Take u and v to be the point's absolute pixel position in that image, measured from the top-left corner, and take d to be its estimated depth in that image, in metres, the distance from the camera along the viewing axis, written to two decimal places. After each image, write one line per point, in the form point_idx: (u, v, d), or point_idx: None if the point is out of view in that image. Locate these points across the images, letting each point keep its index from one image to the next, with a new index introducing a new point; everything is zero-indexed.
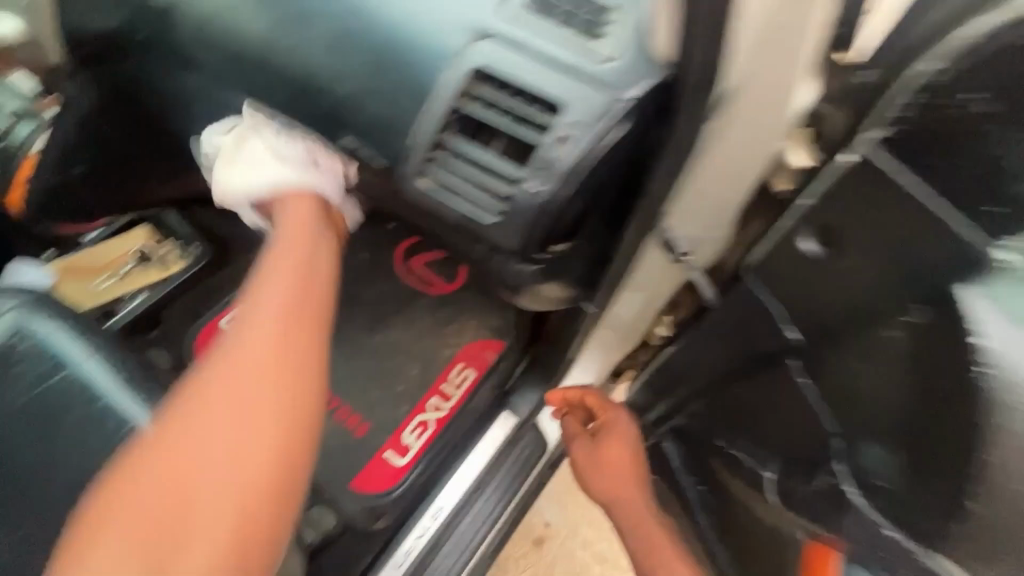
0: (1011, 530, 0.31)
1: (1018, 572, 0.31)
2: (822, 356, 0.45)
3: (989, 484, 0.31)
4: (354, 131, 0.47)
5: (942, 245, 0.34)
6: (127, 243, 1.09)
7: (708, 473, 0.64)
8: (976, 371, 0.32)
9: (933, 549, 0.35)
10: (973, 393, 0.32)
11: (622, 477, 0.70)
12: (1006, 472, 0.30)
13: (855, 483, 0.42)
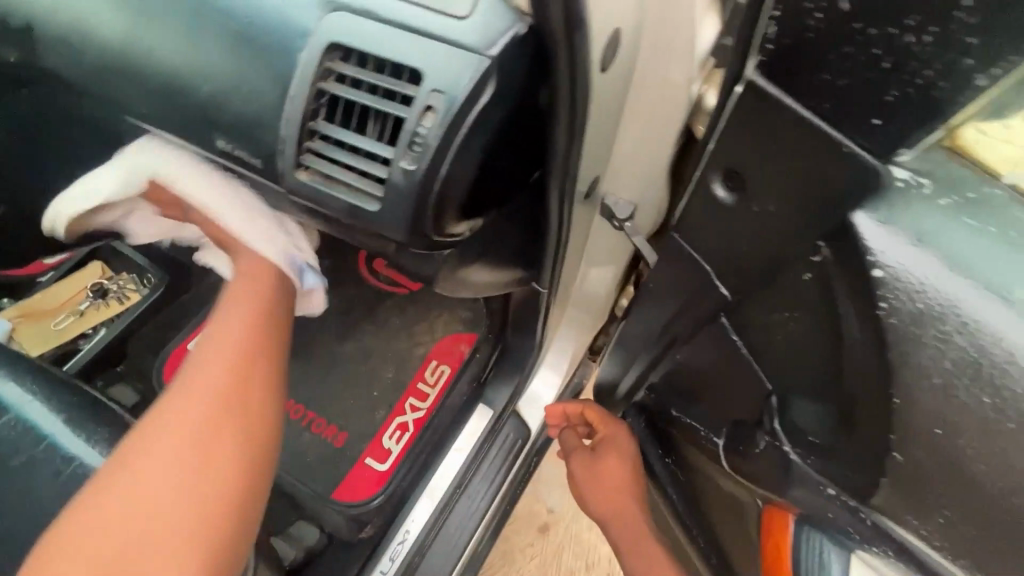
0: (941, 477, 0.28)
1: (958, 524, 0.28)
2: (748, 310, 0.41)
3: (911, 431, 0.28)
4: (223, 130, 0.44)
5: (842, 170, 0.29)
6: (83, 279, 1.08)
7: (673, 445, 0.61)
8: (886, 307, 0.28)
9: (871, 506, 0.33)
10: (885, 333, 0.28)
11: (615, 492, 0.68)
12: (925, 414, 0.27)
13: (792, 441, 0.39)
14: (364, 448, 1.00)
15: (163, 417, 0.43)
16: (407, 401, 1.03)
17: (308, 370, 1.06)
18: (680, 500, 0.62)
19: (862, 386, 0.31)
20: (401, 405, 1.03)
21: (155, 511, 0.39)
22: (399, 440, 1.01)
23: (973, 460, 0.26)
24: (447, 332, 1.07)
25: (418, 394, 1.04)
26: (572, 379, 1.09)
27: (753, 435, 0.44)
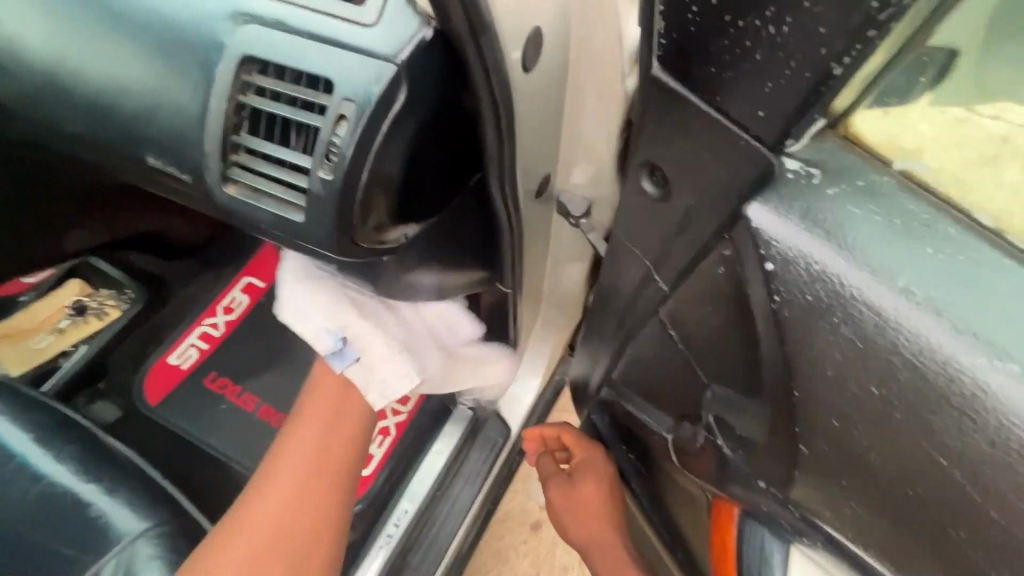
0: (843, 462, 0.28)
1: (862, 505, 0.29)
2: (680, 305, 0.41)
3: (812, 420, 0.29)
4: (153, 146, 0.44)
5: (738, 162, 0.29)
6: (61, 297, 1.08)
7: (635, 441, 0.61)
8: (780, 300, 0.29)
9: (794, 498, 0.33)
10: (782, 325, 0.29)
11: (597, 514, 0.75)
12: (818, 403, 0.28)
13: (725, 436, 0.39)
14: None
15: (263, 488, 0.60)
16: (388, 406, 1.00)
17: (289, 378, 1.06)
18: (646, 495, 0.62)
19: (774, 379, 0.31)
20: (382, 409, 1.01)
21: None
22: (381, 444, 0.99)
23: (865, 447, 0.27)
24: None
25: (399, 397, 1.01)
26: (553, 376, 1.09)
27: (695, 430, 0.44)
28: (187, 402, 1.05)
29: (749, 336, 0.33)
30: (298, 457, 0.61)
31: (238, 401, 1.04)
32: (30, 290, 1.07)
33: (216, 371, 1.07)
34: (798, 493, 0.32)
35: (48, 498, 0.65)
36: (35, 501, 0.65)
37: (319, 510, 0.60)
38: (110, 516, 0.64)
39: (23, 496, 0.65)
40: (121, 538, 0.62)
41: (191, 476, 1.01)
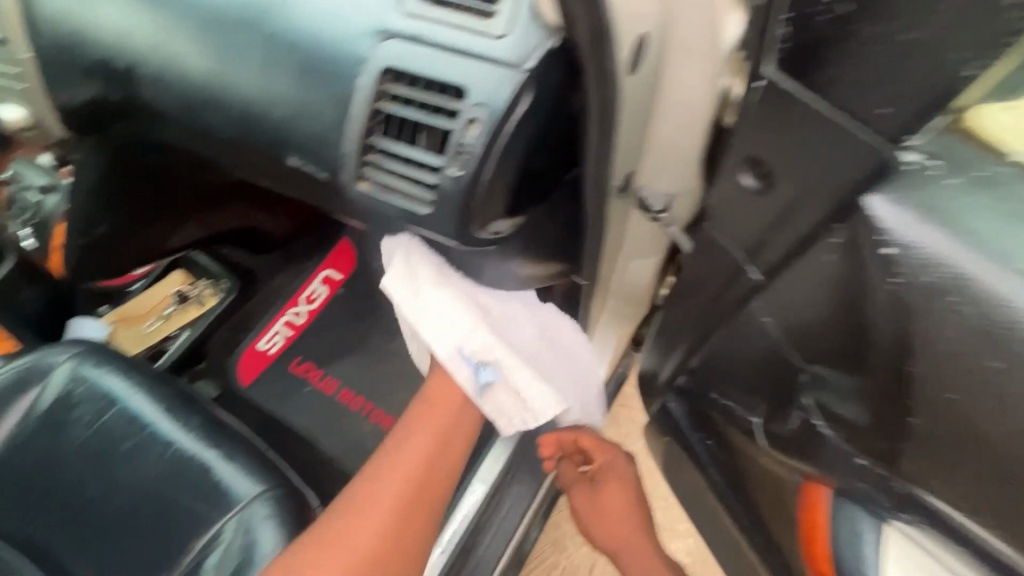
0: (960, 430, 0.32)
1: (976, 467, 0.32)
2: (777, 292, 0.44)
3: (928, 391, 0.33)
4: (295, 149, 0.50)
5: (852, 158, 0.32)
6: (166, 287, 1.20)
7: (712, 428, 0.63)
8: (899, 281, 0.32)
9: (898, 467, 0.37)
10: (898, 303, 0.33)
11: (618, 500, 0.89)
12: (935, 374, 0.32)
13: (821, 414, 0.43)
14: None
15: (354, 512, 0.61)
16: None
17: (367, 365, 1.14)
18: (722, 481, 0.64)
19: (886, 353, 0.35)
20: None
21: (347, 559, 0.58)
22: None
23: (983, 413, 0.31)
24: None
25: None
26: (615, 369, 1.12)
27: (786, 412, 0.48)
28: (275, 384, 1.14)
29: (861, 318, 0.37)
30: (403, 475, 0.65)
31: (321, 385, 1.13)
32: (142, 280, 1.20)
33: (300, 356, 1.15)
34: (906, 463, 0.35)
35: (177, 461, 0.74)
36: (168, 463, 0.74)
37: (420, 528, 0.63)
38: (230, 479, 0.72)
39: (157, 457, 0.74)
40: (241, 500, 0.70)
41: (279, 452, 1.10)
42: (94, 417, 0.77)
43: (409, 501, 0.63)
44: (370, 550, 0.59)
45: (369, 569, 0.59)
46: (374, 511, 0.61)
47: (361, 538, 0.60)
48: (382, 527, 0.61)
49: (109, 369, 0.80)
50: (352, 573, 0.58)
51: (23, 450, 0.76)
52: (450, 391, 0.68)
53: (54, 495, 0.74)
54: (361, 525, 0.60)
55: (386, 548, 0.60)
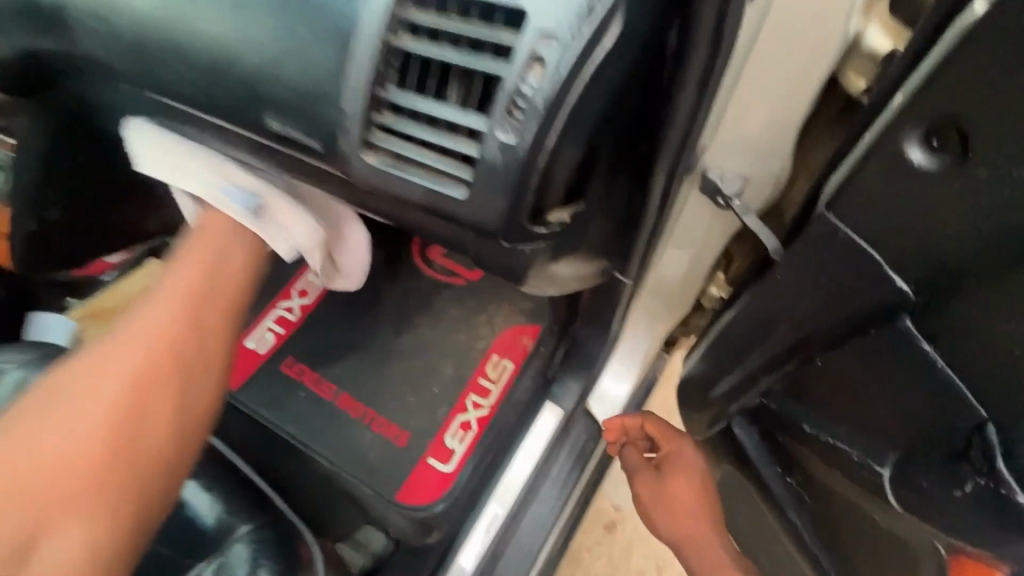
0: None
1: None
2: (959, 316, 0.36)
3: None
4: (277, 109, 0.37)
5: None
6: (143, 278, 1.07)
7: (796, 461, 0.52)
8: None
9: None
10: None
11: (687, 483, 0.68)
12: None
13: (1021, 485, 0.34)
14: (426, 449, 0.93)
15: (96, 361, 0.44)
16: (468, 400, 0.95)
17: (365, 365, 1.00)
18: (806, 524, 0.53)
19: None
20: (462, 401, 0.95)
21: (73, 463, 0.40)
22: (463, 439, 0.93)
23: None
24: (510, 323, 1.00)
25: (480, 390, 0.96)
26: (646, 372, 1.00)
27: (944, 474, 0.39)
28: (263, 387, 0.99)
29: None
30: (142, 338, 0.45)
31: (315, 388, 0.99)
32: (113, 271, 1.08)
33: (294, 356, 1.01)
34: None
35: None
36: None
37: (185, 403, 0.45)
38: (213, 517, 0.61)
39: None
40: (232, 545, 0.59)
41: (270, 464, 0.98)
42: None
43: (156, 360, 0.45)
44: (89, 442, 0.40)
45: (88, 466, 0.40)
46: (99, 386, 0.43)
47: (83, 432, 0.41)
48: (111, 413, 0.42)
49: None
50: (73, 463, 0.40)
51: None
52: (218, 230, 0.52)
53: None
54: (79, 398, 0.42)
55: (116, 434, 0.41)
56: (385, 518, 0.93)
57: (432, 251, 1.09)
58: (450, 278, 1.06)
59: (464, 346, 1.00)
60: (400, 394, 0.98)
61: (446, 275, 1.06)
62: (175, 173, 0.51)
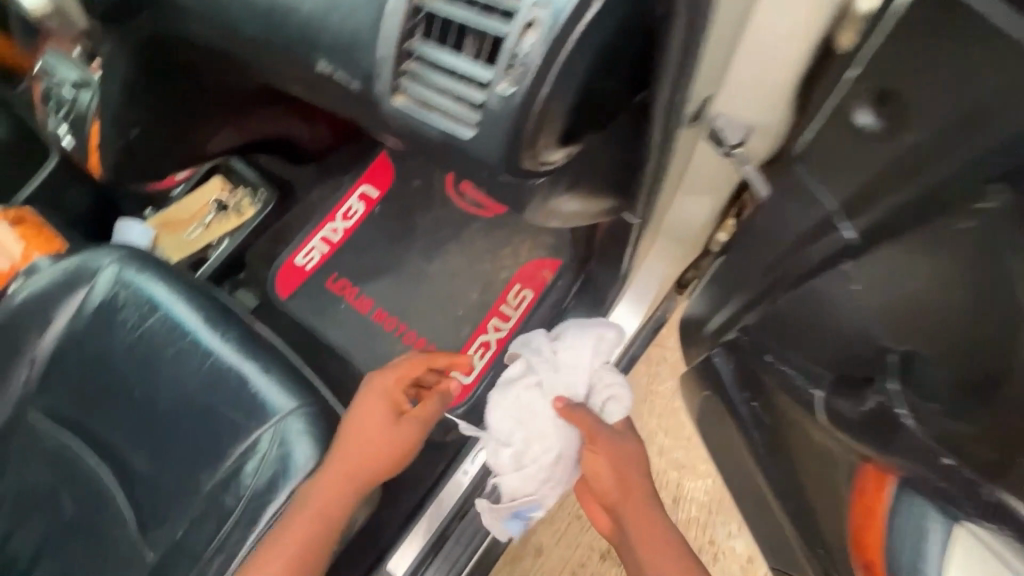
0: None
1: None
2: (882, 253, 0.43)
3: None
4: (325, 52, 0.44)
5: None
6: (208, 193, 1.20)
7: (759, 387, 0.60)
8: None
9: (998, 487, 0.35)
10: None
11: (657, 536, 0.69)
12: None
13: (906, 405, 0.43)
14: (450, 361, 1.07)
15: None
16: (489, 322, 1.09)
17: (399, 283, 1.13)
18: (762, 440, 0.61)
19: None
20: (485, 323, 1.09)
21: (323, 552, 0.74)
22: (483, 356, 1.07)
23: None
24: (531, 257, 1.11)
25: (501, 315, 1.09)
26: (655, 312, 1.08)
27: (862, 394, 0.47)
28: (314, 296, 1.14)
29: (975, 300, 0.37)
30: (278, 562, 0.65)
31: (356, 301, 1.13)
32: (183, 185, 1.21)
33: (337, 272, 1.15)
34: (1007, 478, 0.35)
35: (216, 371, 0.75)
36: (205, 372, 0.75)
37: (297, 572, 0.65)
38: (273, 396, 0.73)
39: (196, 367, 0.75)
40: (283, 414, 0.71)
41: (315, 364, 1.12)
42: (138, 321, 0.79)
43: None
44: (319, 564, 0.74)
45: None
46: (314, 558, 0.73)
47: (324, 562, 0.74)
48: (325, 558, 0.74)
49: (152, 276, 0.81)
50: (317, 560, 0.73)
51: (79, 350, 0.79)
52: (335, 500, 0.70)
53: (104, 393, 0.77)
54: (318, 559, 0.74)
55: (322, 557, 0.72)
56: None
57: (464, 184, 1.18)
58: (478, 210, 1.16)
59: (488, 273, 1.12)
60: (430, 310, 1.11)
61: (474, 206, 1.16)
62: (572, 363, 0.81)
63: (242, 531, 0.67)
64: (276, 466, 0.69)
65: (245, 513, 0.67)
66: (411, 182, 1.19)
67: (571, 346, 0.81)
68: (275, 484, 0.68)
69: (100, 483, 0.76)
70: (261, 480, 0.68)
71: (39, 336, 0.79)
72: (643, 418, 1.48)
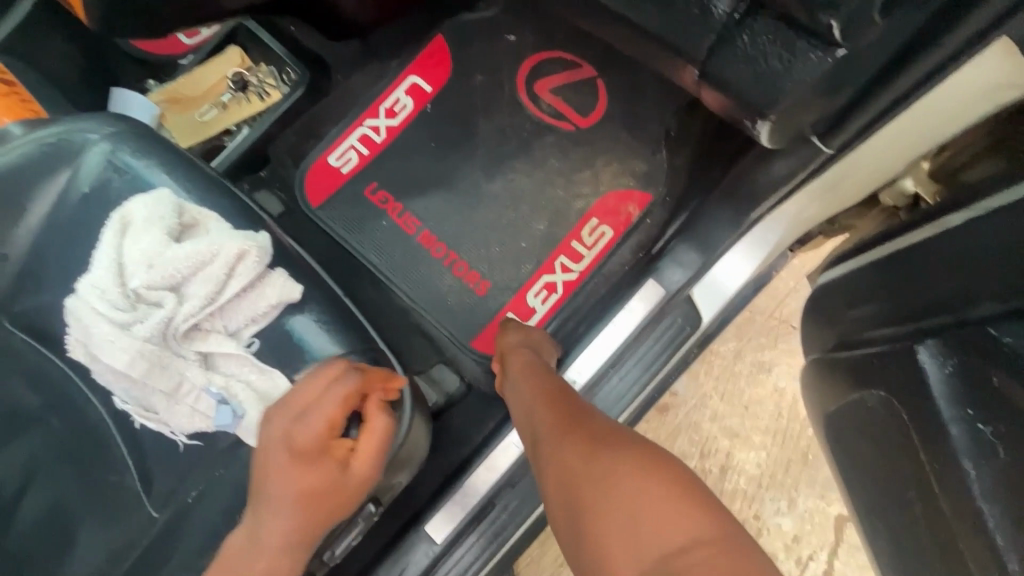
0: None
1: None
2: None
3: None
4: None
5: None
6: (224, 65, 0.97)
7: (1004, 404, 0.43)
8: None
9: None
10: None
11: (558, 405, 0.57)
12: None
13: None
14: (508, 302, 0.89)
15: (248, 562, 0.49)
16: (556, 261, 0.88)
17: (451, 202, 0.92)
18: (983, 475, 0.45)
19: None
20: (550, 262, 0.89)
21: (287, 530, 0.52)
22: (546, 300, 0.88)
23: None
24: (615, 187, 0.89)
25: (572, 255, 0.89)
26: (762, 268, 0.89)
27: None
28: (348, 209, 0.94)
29: None
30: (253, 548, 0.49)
31: (397, 220, 0.92)
32: (193, 54, 0.98)
33: (377, 182, 0.93)
34: None
35: None
36: None
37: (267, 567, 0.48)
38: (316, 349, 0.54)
39: None
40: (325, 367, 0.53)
41: (349, 289, 0.95)
42: None
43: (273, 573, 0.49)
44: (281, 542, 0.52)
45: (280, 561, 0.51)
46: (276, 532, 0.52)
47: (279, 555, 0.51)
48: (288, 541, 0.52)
49: (155, 164, 0.63)
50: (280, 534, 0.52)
51: (69, 251, 0.62)
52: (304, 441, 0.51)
53: None
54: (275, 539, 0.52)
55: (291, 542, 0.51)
56: (458, 361, 0.90)
57: (541, 83, 0.93)
58: (555, 119, 0.92)
59: (561, 201, 0.91)
60: (488, 239, 0.90)
61: (551, 114, 0.92)
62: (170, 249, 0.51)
63: None
64: None
65: None
66: (472, 74, 0.94)
67: (140, 214, 0.52)
68: None
69: (98, 420, 0.62)
70: None
71: (13, 227, 0.61)
72: (698, 379, 1.34)
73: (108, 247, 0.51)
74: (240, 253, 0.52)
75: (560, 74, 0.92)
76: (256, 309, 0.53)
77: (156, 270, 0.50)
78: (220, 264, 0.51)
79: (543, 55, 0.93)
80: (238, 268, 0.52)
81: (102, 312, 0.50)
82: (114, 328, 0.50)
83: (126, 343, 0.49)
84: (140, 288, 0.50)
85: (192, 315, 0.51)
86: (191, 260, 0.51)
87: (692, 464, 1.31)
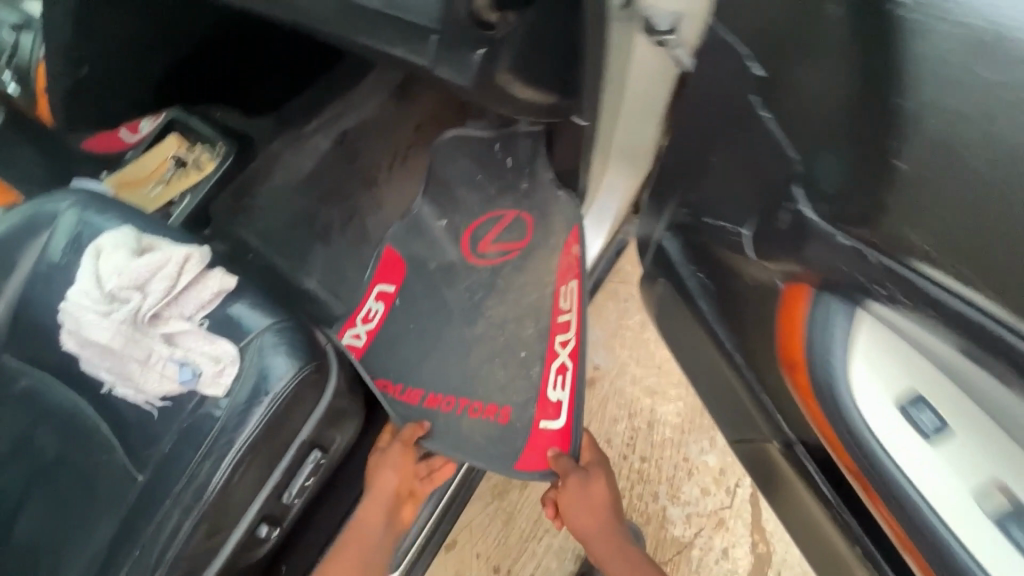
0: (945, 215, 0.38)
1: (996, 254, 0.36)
2: (789, 77, 0.47)
3: (917, 183, 0.39)
4: None
5: None
6: (165, 150, 1.18)
7: (706, 255, 0.66)
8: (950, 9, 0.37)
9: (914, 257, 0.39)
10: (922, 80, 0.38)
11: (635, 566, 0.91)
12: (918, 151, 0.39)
13: (809, 203, 0.47)
14: (533, 413, 0.88)
15: None
16: (555, 343, 0.88)
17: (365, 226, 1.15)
18: (710, 308, 0.68)
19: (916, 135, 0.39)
20: (550, 348, 0.89)
21: None
22: (563, 386, 0.86)
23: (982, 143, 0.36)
24: (556, 250, 0.94)
25: (563, 328, 0.89)
26: (615, 235, 1.14)
27: (775, 212, 0.51)
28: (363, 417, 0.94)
29: (861, 93, 0.42)
30: None
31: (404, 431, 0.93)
32: (142, 143, 1.20)
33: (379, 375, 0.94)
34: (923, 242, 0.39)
35: None
36: None
37: None
38: (250, 322, 0.72)
39: None
40: (255, 332, 0.71)
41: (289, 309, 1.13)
42: None
43: None
44: None
45: None
46: None
47: None
48: None
49: (116, 215, 0.83)
50: None
51: (47, 289, 0.79)
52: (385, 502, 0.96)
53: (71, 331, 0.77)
54: None
55: None
56: None
57: (482, 244, 1.02)
58: (505, 257, 0.99)
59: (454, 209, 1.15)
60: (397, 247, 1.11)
61: (501, 257, 1.00)
62: (133, 260, 0.70)
63: (217, 453, 0.67)
64: (254, 379, 0.69)
65: (222, 432, 0.68)
66: (377, 135, 1.24)
67: (113, 240, 0.72)
68: (257, 397, 0.69)
69: (84, 419, 0.77)
70: (242, 392, 0.69)
71: (7, 277, 0.79)
72: (615, 351, 1.54)
73: (89, 264, 0.70)
74: (187, 257, 0.72)
75: (491, 228, 1.02)
76: (203, 297, 0.72)
77: (124, 274, 0.69)
78: (172, 266, 0.71)
79: (473, 225, 1.03)
80: (185, 267, 0.71)
81: (87, 308, 0.69)
82: (93, 319, 0.68)
83: (107, 326, 0.68)
84: (112, 288, 0.69)
85: (153, 303, 0.70)
86: (149, 265, 0.70)
87: (623, 426, 1.49)
